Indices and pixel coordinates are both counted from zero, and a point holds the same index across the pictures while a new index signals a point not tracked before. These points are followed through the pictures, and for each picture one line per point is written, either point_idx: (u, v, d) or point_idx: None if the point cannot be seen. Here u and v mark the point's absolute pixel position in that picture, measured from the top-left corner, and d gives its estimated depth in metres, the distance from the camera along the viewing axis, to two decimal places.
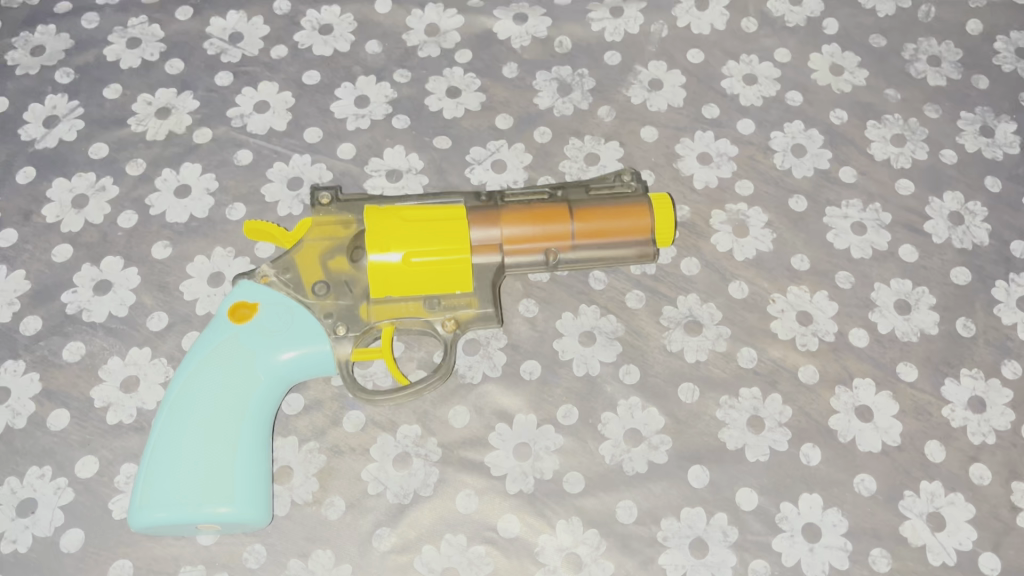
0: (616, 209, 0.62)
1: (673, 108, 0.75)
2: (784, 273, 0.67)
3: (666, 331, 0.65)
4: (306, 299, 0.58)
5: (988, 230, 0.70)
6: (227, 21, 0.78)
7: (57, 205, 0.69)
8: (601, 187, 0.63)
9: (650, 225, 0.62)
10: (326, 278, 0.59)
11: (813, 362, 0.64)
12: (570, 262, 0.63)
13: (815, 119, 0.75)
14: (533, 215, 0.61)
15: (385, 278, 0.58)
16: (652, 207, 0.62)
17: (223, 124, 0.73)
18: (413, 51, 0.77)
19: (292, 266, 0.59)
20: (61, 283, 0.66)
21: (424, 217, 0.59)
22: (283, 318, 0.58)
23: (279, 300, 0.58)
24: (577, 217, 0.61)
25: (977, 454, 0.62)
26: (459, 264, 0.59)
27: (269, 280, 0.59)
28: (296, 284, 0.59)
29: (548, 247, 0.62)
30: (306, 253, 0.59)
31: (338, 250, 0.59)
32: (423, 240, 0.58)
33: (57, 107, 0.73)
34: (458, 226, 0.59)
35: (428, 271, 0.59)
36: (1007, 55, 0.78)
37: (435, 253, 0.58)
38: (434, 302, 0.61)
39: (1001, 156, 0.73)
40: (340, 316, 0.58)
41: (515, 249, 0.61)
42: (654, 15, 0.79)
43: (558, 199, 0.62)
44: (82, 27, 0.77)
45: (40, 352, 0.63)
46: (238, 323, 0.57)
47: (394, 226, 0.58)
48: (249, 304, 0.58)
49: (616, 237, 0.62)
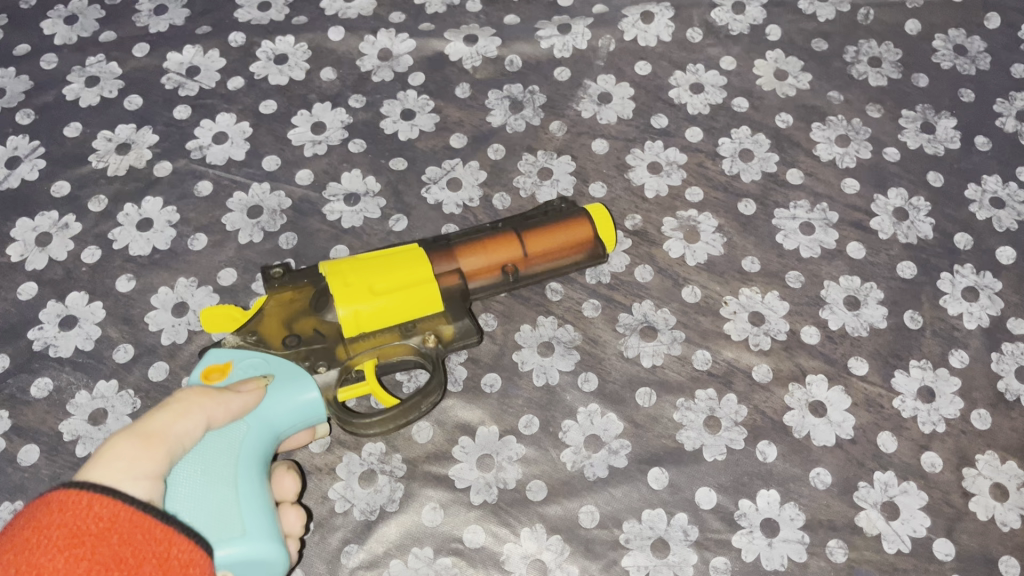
0: (560, 224, 0.65)
1: (623, 120, 0.77)
2: (735, 276, 0.69)
3: (622, 338, 0.67)
4: (280, 351, 0.58)
5: (932, 224, 0.72)
6: (183, 55, 0.79)
7: (21, 244, 0.70)
8: (538, 211, 0.67)
9: (592, 232, 0.65)
10: (292, 329, 0.59)
11: (766, 360, 0.66)
12: (529, 279, 0.65)
13: (761, 123, 0.77)
14: (484, 241, 0.63)
15: (353, 313, 0.59)
16: (589, 216, 0.65)
17: (183, 156, 0.74)
18: (367, 76, 0.79)
19: (257, 329, 0.59)
20: (28, 321, 0.67)
21: (381, 260, 0.61)
22: (260, 369, 0.58)
23: (250, 356, 0.58)
24: (525, 237, 0.64)
25: (928, 443, 0.63)
26: (425, 289, 0.61)
27: (236, 344, 0.58)
28: (263, 340, 0.59)
29: (506, 268, 0.64)
30: (269, 317, 0.59)
31: (297, 303, 0.60)
32: (381, 274, 0.60)
33: (18, 148, 0.75)
34: (413, 257, 0.61)
35: (395, 299, 0.60)
36: (946, 52, 0.80)
37: (397, 283, 0.60)
38: (409, 327, 0.61)
39: (942, 152, 0.75)
40: (317, 357, 0.59)
41: (475, 274, 0.63)
42: (601, 30, 0.81)
43: (502, 225, 0.65)
44: (41, 68, 0.79)
45: (9, 390, 0.64)
46: (216, 383, 0.56)
47: (348, 269, 0.60)
48: (220, 366, 0.57)
49: (565, 247, 0.64)
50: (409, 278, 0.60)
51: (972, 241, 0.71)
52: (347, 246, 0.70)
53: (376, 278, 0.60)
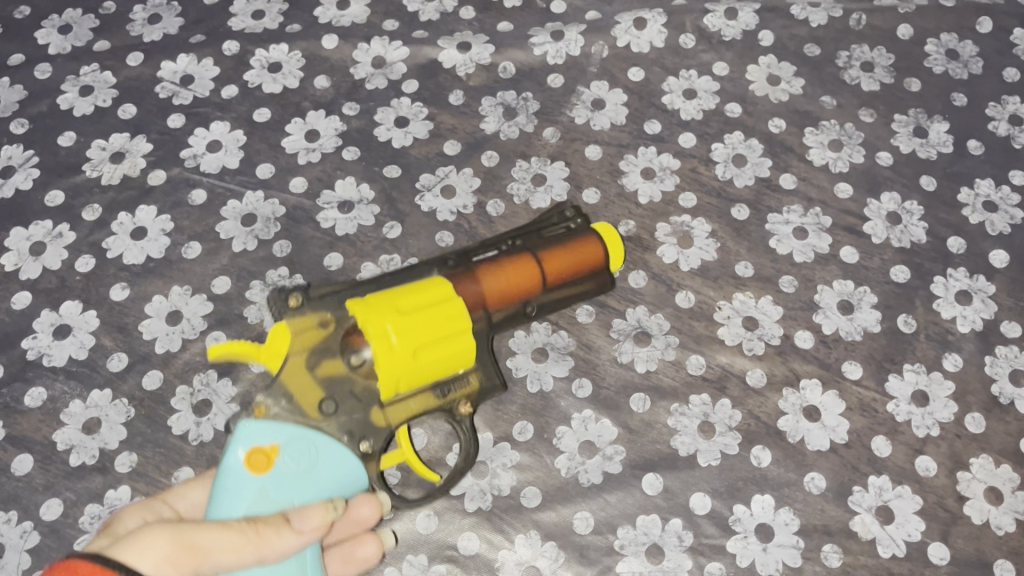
0: (575, 245, 0.62)
1: (616, 126, 0.77)
2: (729, 281, 0.69)
3: (616, 343, 0.67)
4: (319, 422, 0.54)
5: (925, 228, 0.72)
6: (177, 64, 0.80)
7: (15, 254, 0.70)
8: (549, 231, 0.63)
9: (605, 253, 0.63)
10: (329, 394, 0.54)
11: (760, 365, 0.66)
12: (546, 306, 0.63)
13: (754, 129, 0.77)
14: (508, 267, 0.60)
15: (393, 378, 0.55)
16: (600, 237, 0.63)
17: (177, 165, 0.75)
18: (361, 83, 0.79)
19: (287, 386, 0.54)
20: (22, 330, 0.67)
21: (416, 304, 0.55)
22: (306, 455, 0.53)
23: (295, 435, 0.53)
24: (547, 264, 0.61)
25: (923, 447, 0.63)
26: (465, 344, 0.57)
27: (271, 413, 0.53)
28: (301, 409, 0.54)
29: (527, 299, 0.61)
30: (297, 371, 0.55)
31: (331, 362, 0.55)
32: (423, 330, 0.55)
33: (13, 158, 0.75)
34: (449, 301, 0.56)
35: (436, 358, 0.56)
36: (938, 57, 0.81)
37: (439, 339, 0.55)
38: (445, 389, 0.58)
39: (935, 156, 0.75)
40: (360, 432, 0.55)
41: (499, 307, 0.60)
42: (594, 36, 0.81)
43: (517, 246, 0.62)
44: (35, 78, 0.79)
45: (3, 400, 0.64)
46: (261, 474, 0.51)
47: (384, 318, 0.54)
48: (266, 447, 0.52)
49: (582, 271, 0.62)
50: (450, 335, 0.56)
51: (965, 245, 0.71)
52: (341, 253, 0.70)
53: (419, 336, 0.55)
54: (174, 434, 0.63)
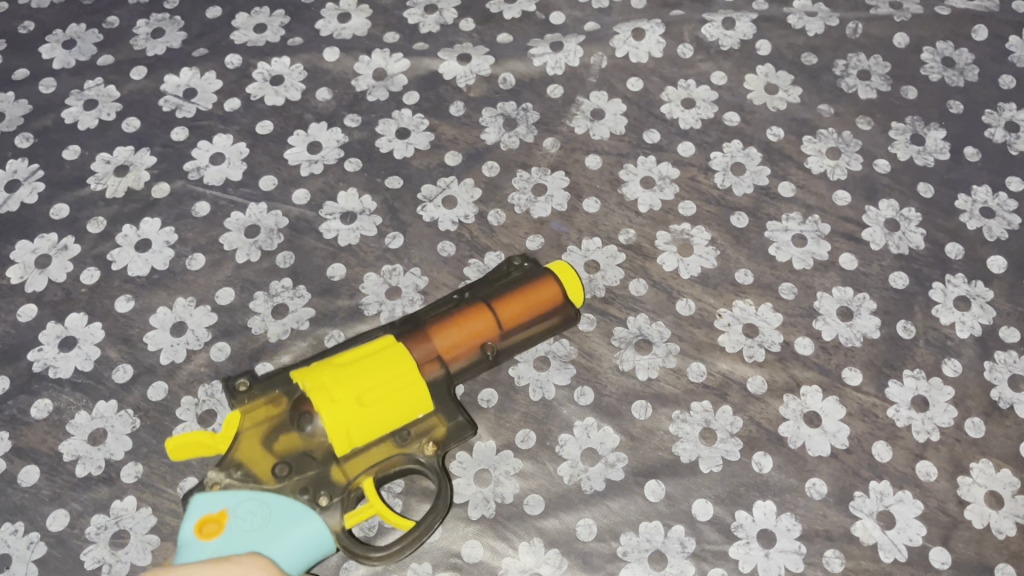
0: (527, 287, 0.63)
1: (615, 136, 0.78)
2: (729, 288, 0.70)
3: (617, 351, 0.67)
4: (272, 485, 0.55)
5: (923, 235, 0.73)
6: (181, 77, 0.80)
7: (20, 267, 0.71)
8: (502, 277, 0.64)
9: (561, 291, 0.63)
10: (282, 458, 0.56)
11: (760, 372, 0.66)
12: (507, 350, 0.63)
13: (752, 137, 0.78)
14: (456, 318, 0.61)
15: (345, 431, 0.56)
16: (556, 276, 0.63)
17: (181, 177, 0.75)
18: (363, 96, 0.80)
19: (238, 460, 0.55)
20: (28, 342, 0.68)
21: (360, 362, 0.57)
22: (258, 515, 0.54)
23: (244, 499, 0.54)
24: (496, 309, 0.62)
25: (923, 452, 0.64)
26: (415, 392, 0.58)
27: (222, 484, 0.55)
28: (253, 477, 0.55)
29: (483, 344, 0.62)
30: (248, 442, 0.56)
31: (282, 428, 0.56)
32: (367, 385, 0.56)
33: (18, 172, 0.75)
34: (394, 355, 0.58)
35: (387, 408, 0.57)
36: (934, 65, 0.81)
37: (385, 390, 0.57)
38: (404, 435, 0.59)
39: (932, 163, 0.76)
40: (316, 487, 0.55)
41: (454, 356, 0.61)
42: (593, 47, 0.82)
43: (469, 296, 0.63)
44: (40, 92, 0.79)
45: (9, 411, 0.65)
46: (215, 539, 0.53)
47: (328, 379, 0.56)
48: (215, 515, 0.54)
49: (536, 313, 0.63)
50: (399, 383, 0.57)
51: (963, 251, 0.72)
52: (344, 263, 0.71)
53: (365, 388, 0.56)
54: None
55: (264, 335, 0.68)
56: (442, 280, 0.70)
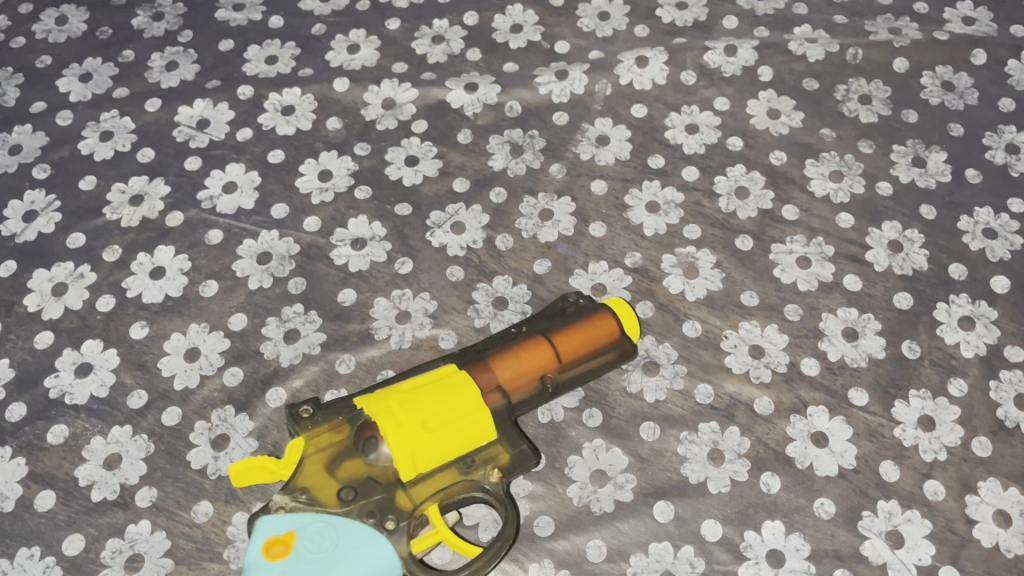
0: (583, 323, 0.64)
1: (621, 161, 0.79)
2: (735, 310, 0.71)
3: (625, 373, 0.68)
4: (339, 509, 0.56)
5: (927, 256, 0.73)
6: (194, 109, 0.82)
7: (37, 295, 0.72)
8: (559, 314, 0.66)
9: (618, 326, 0.65)
10: (348, 483, 0.57)
11: (767, 393, 0.67)
12: (566, 384, 0.64)
13: (755, 161, 0.79)
14: (517, 351, 0.63)
15: (410, 456, 0.57)
16: (612, 311, 0.65)
17: (194, 206, 0.77)
18: (372, 124, 0.81)
19: (302, 486, 0.57)
20: (44, 369, 0.69)
21: (424, 389, 0.59)
22: (326, 535, 0.55)
23: (312, 521, 0.56)
24: (555, 342, 0.63)
25: (930, 471, 0.64)
26: (479, 419, 0.59)
27: (288, 507, 0.56)
28: (317, 502, 0.56)
29: (543, 377, 0.63)
30: (312, 468, 0.57)
31: (345, 454, 0.58)
32: (431, 408, 0.58)
33: (35, 202, 0.77)
34: (457, 382, 0.60)
35: (452, 433, 0.58)
36: (934, 89, 0.83)
37: (449, 414, 0.58)
38: (468, 462, 0.60)
39: (934, 185, 0.77)
40: (382, 511, 0.57)
41: (515, 387, 0.62)
42: (597, 75, 0.84)
43: (526, 333, 0.65)
44: (56, 124, 0.81)
45: (25, 437, 0.66)
46: (283, 560, 0.54)
47: (394, 404, 0.58)
48: (282, 536, 0.55)
49: (594, 347, 0.64)
50: (462, 410, 0.59)
51: (966, 271, 0.72)
52: (355, 289, 0.72)
53: (429, 413, 0.58)
54: (193, 469, 0.64)
55: (276, 360, 0.69)
56: (451, 304, 0.71)
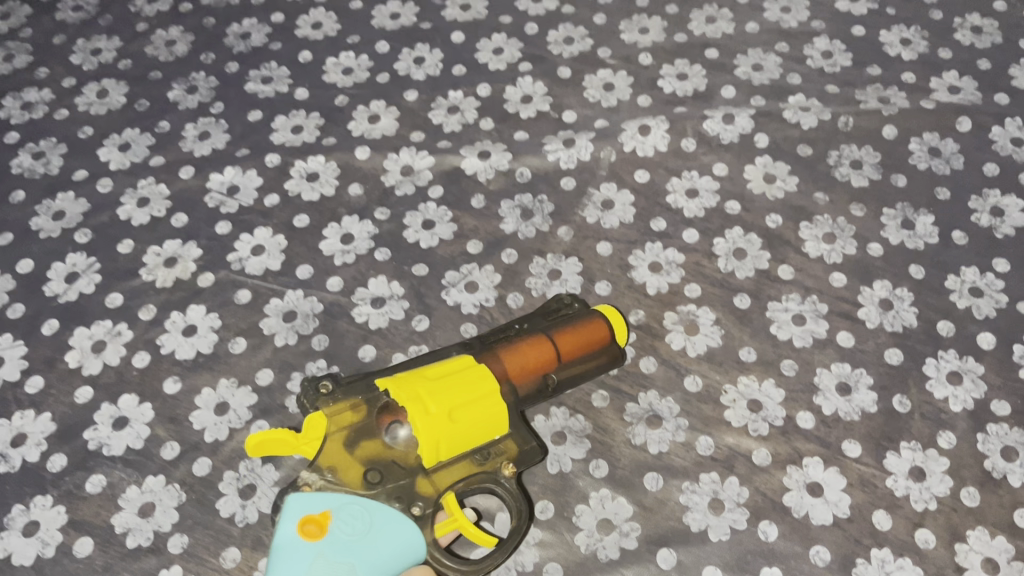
0: (582, 326, 0.70)
1: (625, 224, 0.84)
2: (734, 365, 0.75)
3: (630, 426, 0.72)
4: (366, 491, 0.60)
5: (916, 313, 0.77)
6: (225, 176, 0.88)
7: (78, 351, 0.77)
8: (557, 317, 0.72)
9: (612, 331, 0.71)
10: (372, 466, 0.61)
11: (765, 445, 0.71)
12: (564, 382, 0.70)
13: (752, 224, 0.83)
14: (524, 347, 0.68)
15: (435, 442, 0.61)
16: (607, 317, 0.72)
17: (225, 268, 0.82)
18: (391, 190, 0.87)
19: (328, 464, 0.61)
20: (83, 422, 0.73)
21: (446, 378, 0.64)
22: (359, 517, 0.59)
23: (344, 502, 0.60)
24: (559, 341, 0.69)
25: (921, 520, 0.67)
26: (496, 412, 0.64)
27: (318, 486, 0.60)
28: (343, 481, 0.60)
29: (545, 373, 0.69)
30: (336, 447, 0.61)
31: (367, 436, 0.62)
32: (456, 398, 0.62)
33: (77, 265, 0.82)
34: (476, 373, 0.65)
35: (472, 424, 0.63)
36: (922, 154, 0.87)
37: (471, 404, 0.63)
38: (483, 455, 0.65)
39: (922, 246, 0.81)
40: (409, 498, 0.61)
41: (521, 380, 0.67)
42: (603, 143, 0.89)
43: (528, 331, 0.70)
44: (97, 191, 0.87)
45: (65, 486, 0.70)
46: (319, 539, 0.58)
47: (421, 390, 0.62)
48: (317, 516, 0.59)
49: (591, 348, 0.70)
50: (482, 400, 0.64)
51: (954, 328, 0.76)
52: (374, 345, 0.77)
53: (454, 403, 0.62)
54: (222, 516, 0.68)
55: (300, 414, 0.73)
56: None
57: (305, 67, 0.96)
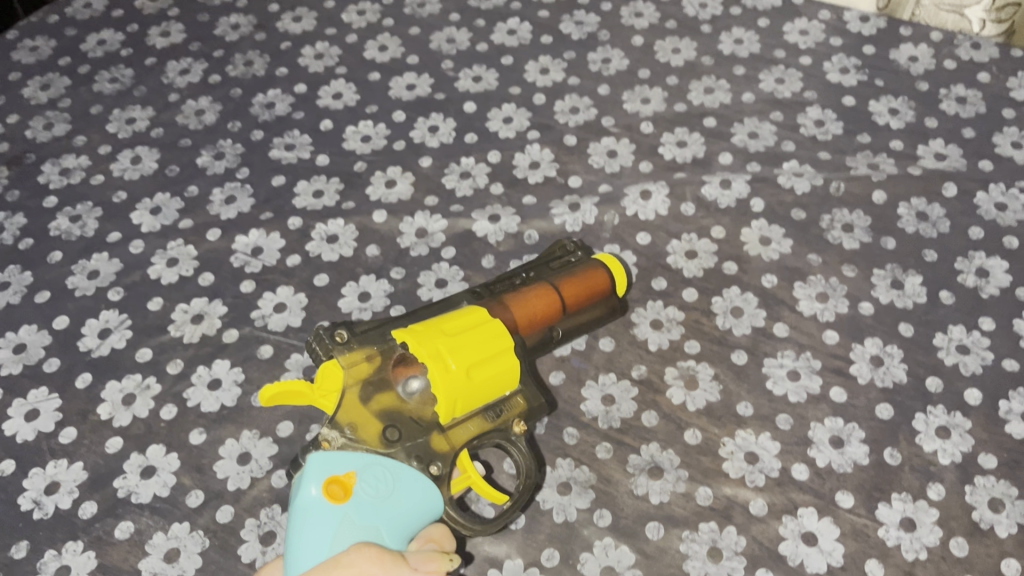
0: (583, 282, 0.79)
1: (627, 283, 0.88)
2: (732, 419, 0.78)
3: (632, 477, 0.75)
4: (384, 449, 0.66)
5: (906, 370, 0.81)
6: (250, 237, 0.93)
7: (109, 404, 0.81)
8: (558, 272, 0.80)
9: (608, 285, 0.80)
10: (390, 424, 0.67)
11: (761, 496, 0.74)
12: (564, 331, 0.79)
13: (749, 284, 0.88)
14: (532, 301, 0.76)
15: (453, 397, 0.67)
16: (604, 273, 0.80)
17: (248, 324, 0.86)
18: (406, 251, 0.92)
19: (347, 422, 0.66)
20: (113, 471, 0.77)
21: (462, 332, 0.69)
22: (381, 477, 0.65)
23: (366, 463, 0.65)
24: (563, 295, 0.77)
25: (912, 568, 0.70)
26: (509, 369, 0.70)
27: (339, 444, 0.65)
28: (363, 439, 0.66)
29: (550, 326, 0.77)
30: (354, 404, 0.67)
31: (383, 393, 0.68)
32: (473, 354, 0.68)
33: (109, 321, 0.87)
34: (491, 326, 0.70)
35: (486, 378, 0.68)
36: (910, 218, 0.92)
37: (486, 360, 0.68)
38: (495, 413, 0.70)
39: (912, 305, 0.85)
40: (428, 457, 0.67)
41: (529, 330, 0.76)
42: (606, 207, 0.94)
43: (533, 284, 0.78)
44: (129, 252, 0.92)
45: (95, 532, 0.74)
46: (345, 501, 0.63)
47: (440, 344, 0.67)
48: (342, 479, 0.64)
49: (590, 300, 0.79)
50: (499, 355, 0.69)
51: (942, 384, 0.80)
52: None
53: (472, 357, 0.68)
54: (243, 562, 0.72)
55: None
56: None
57: (326, 135, 1.02)
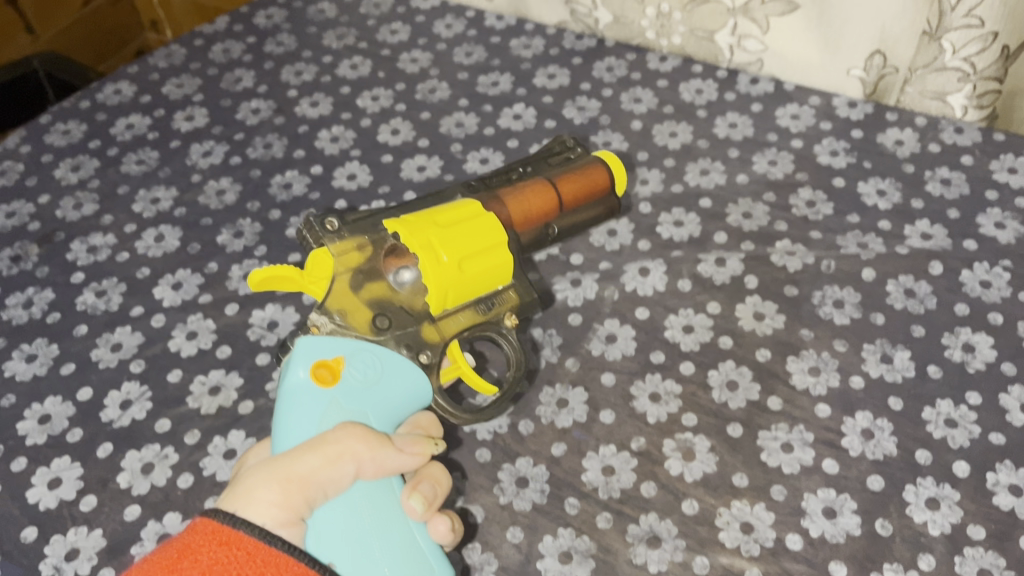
0: (580, 182, 0.90)
1: (627, 356, 0.92)
2: (727, 490, 0.81)
3: (631, 546, 0.78)
4: (374, 337, 0.76)
5: (896, 442, 0.84)
6: (266, 312, 0.97)
7: (129, 473, 0.84)
8: (556, 170, 0.91)
9: (604, 188, 0.91)
10: (381, 313, 0.77)
11: (756, 565, 0.76)
12: (559, 228, 0.90)
13: (743, 357, 0.91)
14: (528, 200, 0.87)
15: (446, 287, 0.78)
16: (602, 175, 0.91)
17: (263, 396, 0.90)
18: None
19: (337, 308, 0.76)
20: (131, 538, 0.80)
21: (454, 228, 0.79)
22: (368, 362, 0.75)
23: (356, 349, 0.75)
24: (559, 195, 0.88)
25: None
26: (495, 267, 0.81)
27: (329, 328, 0.75)
28: (353, 326, 0.76)
29: (545, 222, 0.88)
30: (343, 291, 0.77)
31: (373, 282, 0.78)
32: (463, 249, 0.79)
33: (130, 393, 0.91)
34: (482, 224, 0.81)
35: (473, 273, 0.80)
36: (898, 294, 0.96)
37: (474, 255, 0.80)
38: (484, 306, 0.83)
39: (900, 380, 0.89)
40: (418, 347, 0.78)
41: (524, 226, 0.87)
42: (607, 283, 0.99)
43: (531, 182, 0.89)
44: (151, 325, 0.97)
45: None
46: (332, 379, 0.73)
47: (432, 237, 0.78)
48: (329, 362, 0.74)
49: (584, 199, 0.90)
50: (487, 252, 0.80)
51: (931, 457, 0.82)
52: None
53: (463, 251, 0.79)
54: None
55: None
56: (480, 482, 0.83)
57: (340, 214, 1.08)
